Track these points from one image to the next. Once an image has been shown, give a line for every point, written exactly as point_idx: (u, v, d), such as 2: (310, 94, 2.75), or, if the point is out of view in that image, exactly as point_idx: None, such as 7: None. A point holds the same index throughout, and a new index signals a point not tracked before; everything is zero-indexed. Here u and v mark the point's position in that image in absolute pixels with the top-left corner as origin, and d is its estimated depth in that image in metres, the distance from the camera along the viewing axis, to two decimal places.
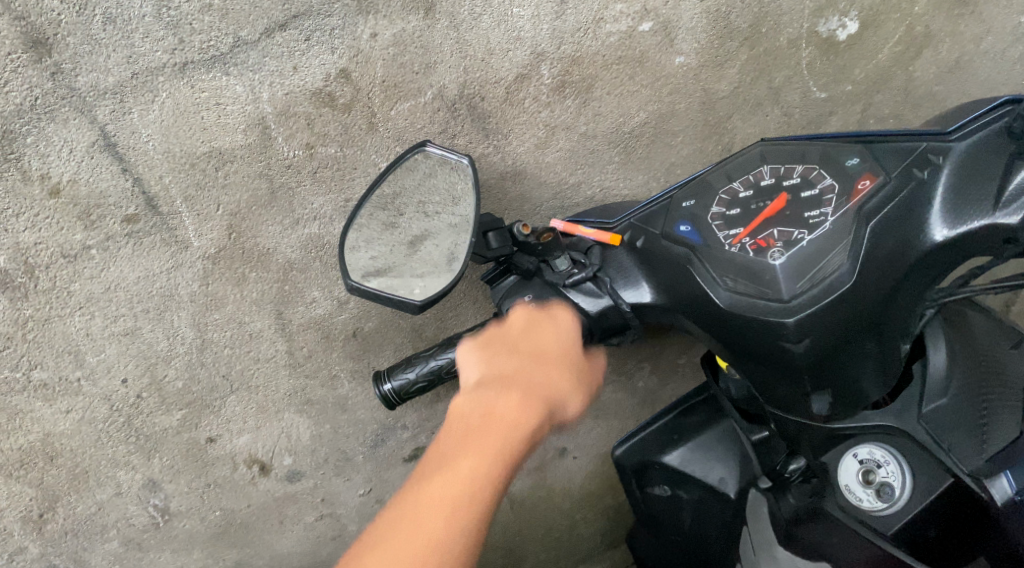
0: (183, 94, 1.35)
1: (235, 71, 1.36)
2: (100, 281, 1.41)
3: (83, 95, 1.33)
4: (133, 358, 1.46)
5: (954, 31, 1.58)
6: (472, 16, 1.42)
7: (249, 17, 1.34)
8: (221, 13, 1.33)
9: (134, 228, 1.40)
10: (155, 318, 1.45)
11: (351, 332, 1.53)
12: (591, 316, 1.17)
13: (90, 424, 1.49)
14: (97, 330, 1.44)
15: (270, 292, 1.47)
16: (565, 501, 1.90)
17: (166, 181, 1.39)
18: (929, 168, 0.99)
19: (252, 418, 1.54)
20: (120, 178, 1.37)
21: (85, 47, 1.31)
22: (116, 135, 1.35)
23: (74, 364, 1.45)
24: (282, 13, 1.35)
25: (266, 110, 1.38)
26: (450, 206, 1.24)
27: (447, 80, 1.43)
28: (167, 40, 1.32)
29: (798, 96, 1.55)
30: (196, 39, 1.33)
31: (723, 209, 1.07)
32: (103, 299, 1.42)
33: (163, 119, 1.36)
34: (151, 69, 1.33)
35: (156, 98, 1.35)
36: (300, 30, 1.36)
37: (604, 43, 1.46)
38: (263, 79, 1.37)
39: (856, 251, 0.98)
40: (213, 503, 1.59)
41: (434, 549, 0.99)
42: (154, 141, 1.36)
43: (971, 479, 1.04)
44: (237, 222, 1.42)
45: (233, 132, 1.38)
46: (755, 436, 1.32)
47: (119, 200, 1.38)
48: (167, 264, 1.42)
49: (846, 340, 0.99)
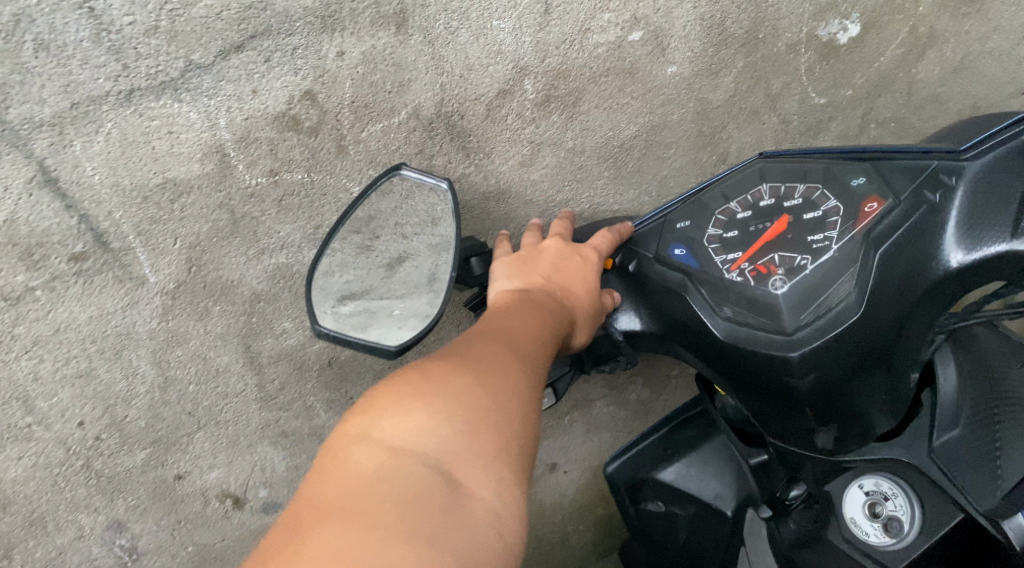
0: (131, 123, 1.23)
1: (187, 98, 1.24)
2: (48, 323, 1.30)
3: (14, 127, 1.20)
4: (89, 401, 1.36)
5: (959, 31, 1.54)
6: (447, 30, 1.32)
7: (201, 39, 1.23)
8: (169, 35, 1.21)
9: (83, 266, 1.28)
10: (110, 357, 1.34)
11: (326, 362, 1.44)
12: (582, 344, 1.10)
13: (45, 469, 1.38)
14: (48, 372, 1.32)
15: (236, 325, 1.37)
16: (557, 514, 1.85)
17: (117, 217, 1.27)
18: (942, 190, 0.92)
19: (224, 452, 1.46)
20: (64, 216, 1.25)
21: (16, 77, 1.18)
22: (57, 170, 1.23)
23: (24, 411, 1.33)
24: (238, 33, 1.24)
25: (224, 137, 1.27)
26: (429, 227, 1.19)
27: (423, 99, 1.33)
28: (111, 66, 1.20)
29: (796, 103, 1.50)
30: (143, 65, 1.21)
31: (719, 231, 1.01)
32: (54, 341, 1.31)
33: (109, 150, 1.24)
34: (93, 98, 1.21)
35: (101, 130, 1.23)
36: (258, 51, 1.25)
37: (592, 55, 1.38)
38: (218, 104, 1.26)
39: (864, 279, 0.91)
40: (184, 539, 1.50)
41: (515, 374, 0.94)
42: (100, 174, 1.25)
43: (987, 519, 0.96)
44: (197, 254, 1.31)
45: (187, 162, 1.27)
46: (755, 459, 1.20)
47: (64, 238, 1.26)
48: (122, 302, 1.31)
49: (853, 372, 0.93)
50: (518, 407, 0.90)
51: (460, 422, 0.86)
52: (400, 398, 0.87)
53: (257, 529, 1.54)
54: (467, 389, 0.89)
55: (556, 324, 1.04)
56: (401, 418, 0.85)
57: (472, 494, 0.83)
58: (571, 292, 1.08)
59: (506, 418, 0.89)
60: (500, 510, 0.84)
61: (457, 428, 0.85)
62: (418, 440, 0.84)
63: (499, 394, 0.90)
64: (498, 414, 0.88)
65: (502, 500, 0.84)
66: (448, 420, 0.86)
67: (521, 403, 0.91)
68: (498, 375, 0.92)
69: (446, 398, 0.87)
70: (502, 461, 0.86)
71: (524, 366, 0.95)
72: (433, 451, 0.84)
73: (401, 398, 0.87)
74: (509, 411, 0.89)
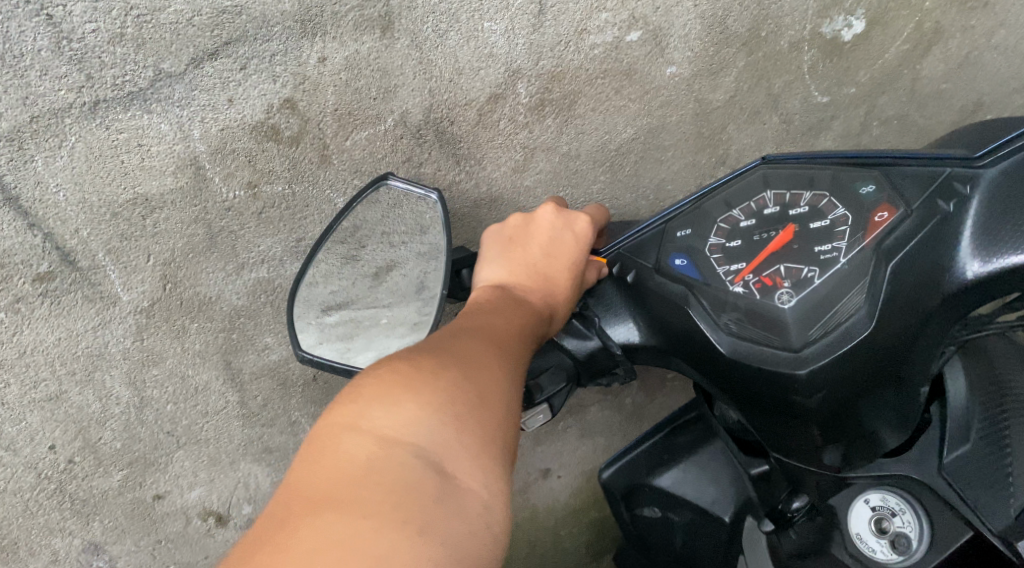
0: (98, 137, 1.16)
1: (159, 108, 1.17)
2: (14, 347, 1.23)
3: None
4: (60, 424, 1.29)
5: (964, 27, 1.50)
6: (436, 33, 1.26)
7: (171, 46, 1.14)
8: (136, 43, 1.13)
9: (48, 287, 1.21)
10: (82, 379, 1.28)
11: (312, 377, 1.39)
12: (578, 358, 1.03)
13: (14, 495, 1.32)
14: (15, 398, 1.26)
15: (215, 343, 1.31)
16: (550, 519, 1.82)
17: (84, 235, 1.20)
18: (956, 200, 0.88)
19: (204, 470, 1.40)
20: (27, 234, 1.18)
21: None
22: (17, 186, 1.15)
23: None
24: (212, 40, 1.16)
25: (199, 148, 1.20)
26: (418, 235, 1.13)
27: (410, 106, 1.27)
28: (72, 77, 1.12)
29: (799, 101, 1.46)
30: (109, 74, 1.13)
31: (722, 241, 0.97)
32: (20, 364, 1.24)
33: (74, 166, 1.16)
34: (55, 110, 1.13)
35: (65, 144, 1.15)
36: (234, 59, 1.17)
37: (587, 56, 1.33)
38: (193, 115, 1.18)
39: (875, 293, 0.87)
40: (165, 559, 1.45)
41: (501, 365, 0.89)
42: (65, 191, 1.17)
43: (999, 539, 0.94)
44: (173, 271, 1.25)
45: (160, 175, 1.20)
46: (755, 470, 1.12)
47: (28, 257, 1.19)
48: (93, 321, 1.25)
49: (863, 390, 0.89)
50: (507, 399, 0.86)
51: (450, 413, 0.80)
52: (384, 388, 0.81)
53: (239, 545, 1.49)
54: (456, 380, 0.84)
55: (537, 317, 1.01)
56: (387, 410, 0.79)
57: (464, 486, 0.78)
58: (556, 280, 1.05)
59: (495, 409, 0.84)
60: (492, 505, 0.79)
61: (447, 419, 0.80)
62: (407, 431, 0.78)
63: (486, 385, 0.85)
64: (487, 405, 0.84)
65: (492, 493, 0.79)
66: (437, 410, 0.80)
67: (509, 398, 0.87)
68: (484, 367, 0.88)
69: (434, 389, 0.82)
70: (492, 453, 0.81)
71: (509, 359, 0.91)
72: (423, 441, 0.78)
73: (385, 388, 0.81)
74: (498, 403, 0.85)
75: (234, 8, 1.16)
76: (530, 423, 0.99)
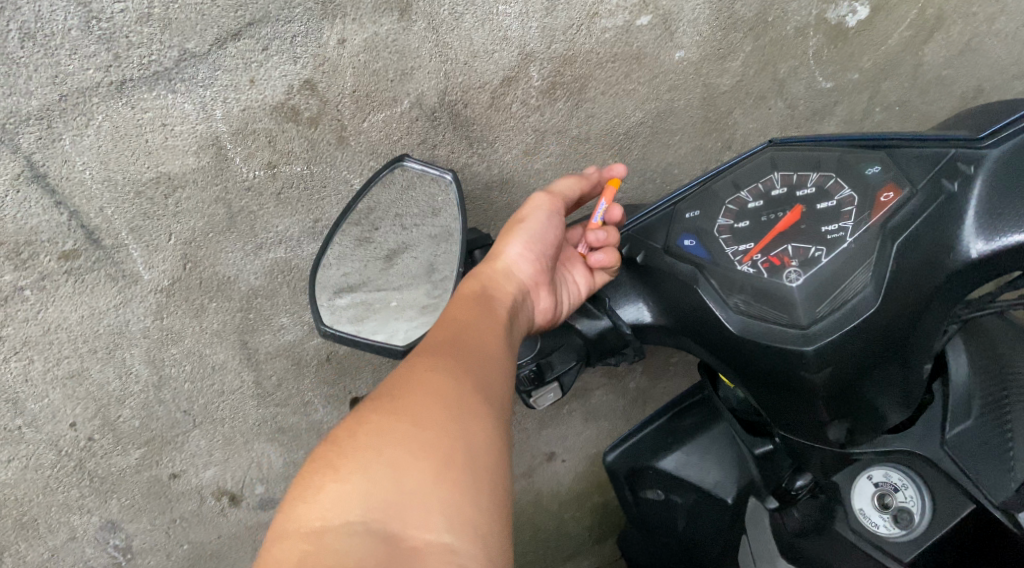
0: (123, 117, 1.18)
1: (182, 88, 1.19)
2: (38, 324, 1.26)
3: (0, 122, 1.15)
4: (81, 402, 1.33)
5: (967, 13, 1.52)
6: (452, 16, 1.28)
7: (195, 26, 1.16)
8: (162, 23, 1.15)
9: (73, 265, 1.24)
10: (104, 357, 1.31)
11: (325, 356, 1.42)
12: (588, 338, 1.05)
13: (37, 471, 1.36)
14: (39, 374, 1.29)
15: (232, 322, 1.35)
16: (554, 503, 1.84)
17: (108, 213, 1.23)
18: (960, 179, 0.90)
19: (220, 450, 1.44)
20: (53, 212, 1.21)
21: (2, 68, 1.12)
22: (45, 166, 1.18)
23: (13, 412, 1.31)
24: (234, 21, 1.18)
25: (220, 128, 1.22)
26: (430, 217, 1.17)
27: (426, 87, 1.30)
28: (101, 56, 1.14)
29: (803, 87, 1.49)
30: (134, 54, 1.15)
31: (731, 221, 0.99)
32: (44, 342, 1.28)
33: (101, 145, 1.19)
34: (83, 90, 1.16)
35: (92, 123, 1.17)
36: (256, 39, 1.19)
37: (598, 40, 1.35)
38: (215, 95, 1.20)
39: (881, 272, 0.89)
40: (180, 537, 1.49)
41: (451, 385, 0.87)
42: (91, 169, 1.20)
43: (999, 510, 0.98)
44: (193, 251, 1.28)
45: (182, 155, 1.22)
46: (760, 451, 1.17)
47: (54, 235, 1.22)
48: (114, 300, 1.28)
49: (868, 366, 0.91)
50: (451, 422, 0.83)
51: (382, 474, 0.78)
52: (311, 476, 0.79)
53: (253, 524, 1.53)
54: (386, 430, 0.81)
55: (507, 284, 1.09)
56: (314, 499, 0.77)
57: (418, 542, 0.75)
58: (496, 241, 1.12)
59: (438, 439, 0.81)
60: (458, 546, 0.76)
61: (379, 480, 0.78)
62: (339, 513, 0.76)
63: (421, 418, 0.82)
64: (427, 443, 0.81)
65: (455, 533, 0.77)
66: (366, 477, 0.78)
67: (455, 422, 0.83)
68: (416, 399, 0.84)
69: (360, 456, 0.79)
70: (445, 489, 0.79)
71: (450, 379, 0.88)
72: (360, 515, 0.76)
73: (311, 475, 0.79)
74: (439, 431, 0.82)
75: None
76: (542, 401, 1.04)
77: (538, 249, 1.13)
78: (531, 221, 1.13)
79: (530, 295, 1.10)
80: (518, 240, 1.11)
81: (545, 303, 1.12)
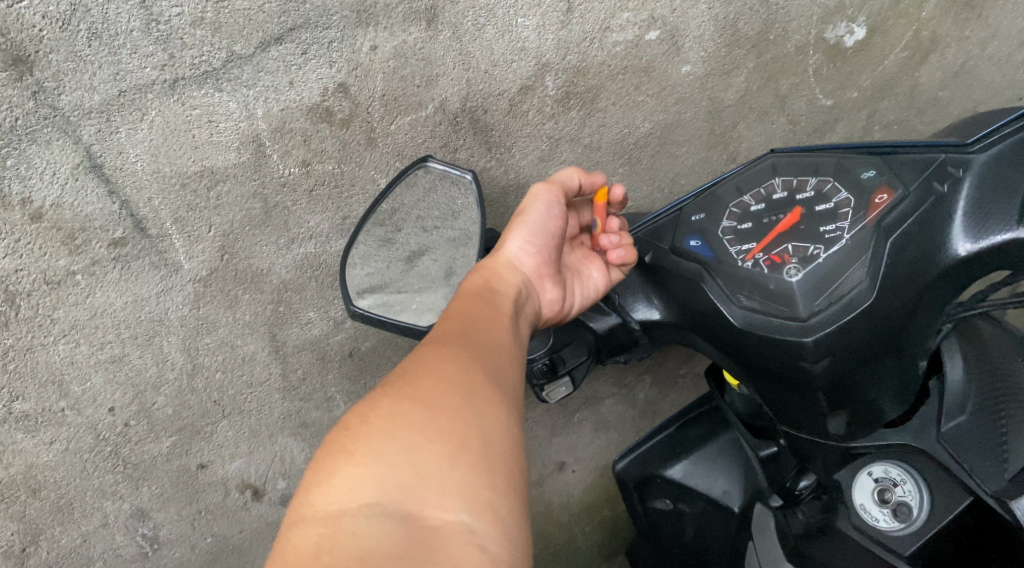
0: (173, 112, 1.28)
1: (228, 88, 1.29)
2: (86, 308, 1.35)
3: (66, 114, 1.25)
4: (120, 387, 1.40)
5: (960, 36, 1.61)
6: (475, 27, 1.39)
7: (243, 30, 1.28)
8: (214, 27, 1.26)
9: (121, 252, 1.33)
10: (143, 344, 1.39)
11: (347, 353, 1.49)
12: (599, 334, 1.12)
13: (75, 454, 1.42)
14: (83, 357, 1.37)
15: (264, 314, 1.43)
16: (565, 515, 1.86)
17: (155, 204, 1.32)
18: (950, 181, 0.96)
19: (245, 443, 1.50)
20: (106, 201, 1.30)
21: (70, 64, 1.23)
22: (102, 156, 1.28)
23: (58, 395, 1.38)
24: (278, 26, 1.29)
25: (260, 126, 1.33)
26: (450, 221, 1.24)
27: (449, 93, 1.40)
28: (158, 56, 1.25)
29: (804, 104, 1.57)
30: (188, 54, 1.26)
31: (734, 223, 1.04)
32: (90, 326, 1.36)
33: (152, 138, 1.29)
34: (140, 86, 1.26)
35: (145, 117, 1.27)
36: (296, 43, 1.30)
37: (609, 53, 1.45)
38: (256, 95, 1.31)
39: (875, 268, 0.94)
40: (203, 530, 1.53)
41: (463, 371, 0.88)
42: (142, 162, 1.29)
43: (994, 500, 1.00)
44: (230, 243, 1.37)
45: (225, 151, 1.32)
46: (764, 452, 1.20)
47: (105, 223, 1.31)
48: (156, 287, 1.36)
49: (865, 359, 0.96)
50: (464, 409, 0.83)
51: (397, 456, 0.77)
52: (325, 461, 0.78)
53: (274, 520, 1.58)
54: (399, 413, 0.80)
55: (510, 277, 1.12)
56: (328, 484, 0.77)
57: (436, 522, 0.74)
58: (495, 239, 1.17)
59: (451, 422, 0.81)
60: (476, 527, 0.75)
61: (394, 462, 0.77)
62: (355, 496, 0.75)
63: (433, 403, 0.82)
64: (441, 426, 0.80)
65: (472, 514, 0.76)
66: (381, 459, 0.77)
67: (468, 408, 0.83)
68: (427, 386, 0.84)
69: (374, 439, 0.79)
70: (461, 470, 0.78)
71: (461, 368, 0.88)
72: (375, 497, 0.75)
73: (325, 461, 0.79)
74: (453, 417, 0.81)
75: None
76: (554, 393, 1.12)
77: (537, 240, 1.17)
78: (530, 213, 1.17)
79: (534, 289, 1.15)
80: (520, 237, 1.16)
81: (550, 294, 1.17)
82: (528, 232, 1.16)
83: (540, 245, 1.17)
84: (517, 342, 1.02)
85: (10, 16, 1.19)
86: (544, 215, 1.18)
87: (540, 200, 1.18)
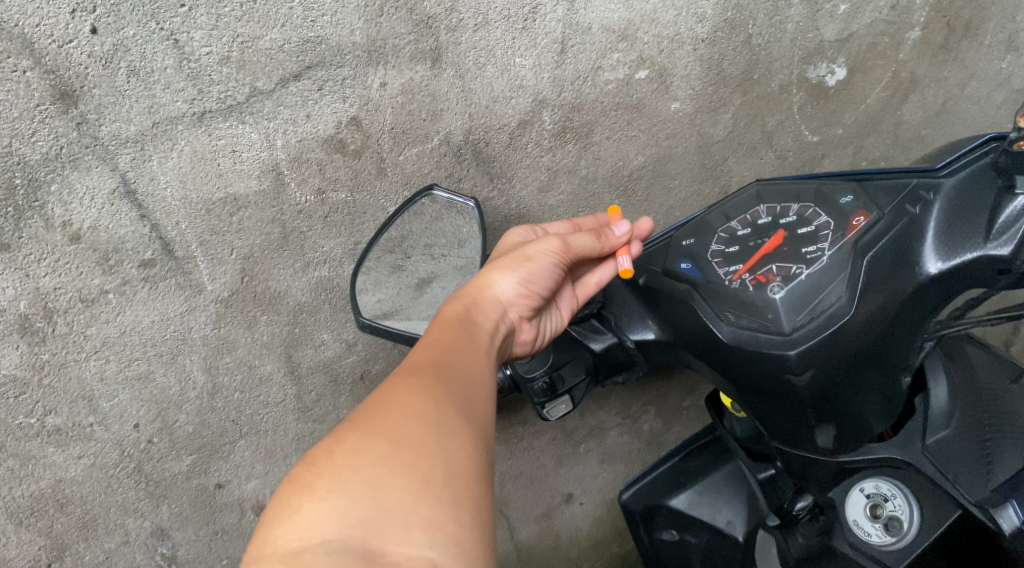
0: (201, 142, 1.38)
1: (251, 120, 1.39)
2: (116, 326, 1.43)
3: (104, 143, 1.34)
4: (145, 403, 1.49)
5: (938, 77, 1.78)
6: (476, 66, 1.48)
7: (265, 68, 1.37)
8: (239, 64, 1.36)
9: (151, 272, 1.42)
10: (168, 361, 1.47)
11: (359, 375, 1.61)
12: (597, 353, 1.18)
13: (101, 470, 1.50)
14: (111, 374, 1.45)
15: (280, 335, 1.53)
16: (572, 549, 1.88)
17: (183, 228, 1.41)
18: (921, 204, 1.02)
19: (260, 464, 1.61)
20: (138, 224, 1.39)
21: (110, 98, 1.31)
22: (136, 182, 1.37)
23: (88, 410, 1.46)
24: (296, 64, 1.39)
25: (280, 156, 1.42)
26: (456, 247, 1.34)
27: (453, 127, 1.50)
28: (188, 91, 1.34)
29: (791, 139, 1.72)
30: (215, 90, 1.36)
31: (722, 246, 1.09)
32: (119, 343, 1.44)
33: (181, 166, 1.38)
34: (171, 118, 1.35)
35: (176, 147, 1.37)
36: (313, 80, 1.40)
37: (602, 90, 1.56)
38: (277, 127, 1.41)
39: (854, 283, 1.00)
40: (220, 552, 1.66)
41: (433, 407, 0.92)
42: (172, 188, 1.38)
43: (977, 509, 1.02)
44: (250, 266, 1.46)
45: (247, 178, 1.42)
46: (761, 476, 1.24)
47: (136, 245, 1.40)
48: (181, 308, 1.45)
49: (846, 372, 1.01)
50: (429, 442, 0.87)
51: (360, 492, 0.81)
52: (290, 495, 0.82)
53: None
54: (364, 446, 0.85)
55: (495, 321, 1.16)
56: (291, 519, 0.80)
57: (399, 558, 0.79)
58: (486, 269, 1.21)
59: (419, 456, 0.85)
60: (439, 560, 0.80)
61: (358, 498, 0.81)
62: (317, 532, 0.79)
63: (400, 436, 0.86)
64: (406, 461, 0.84)
65: (436, 548, 0.80)
66: (345, 495, 0.81)
67: (434, 442, 0.87)
68: (393, 419, 0.88)
69: (339, 474, 0.83)
70: (426, 504, 0.82)
71: (429, 399, 0.92)
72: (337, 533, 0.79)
73: (289, 494, 0.82)
74: (419, 451, 0.85)
75: (316, 38, 1.38)
76: (554, 411, 1.17)
77: (531, 290, 1.21)
78: (534, 262, 1.20)
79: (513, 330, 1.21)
80: (513, 278, 1.20)
81: (524, 337, 1.25)
82: (522, 277, 1.20)
83: (528, 293, 1.21)
84: (490, 372, 1.07)
85: (58, 55, 1.28)
86: (549, 271, 1.21)
87: (547, 252, 1.20)
